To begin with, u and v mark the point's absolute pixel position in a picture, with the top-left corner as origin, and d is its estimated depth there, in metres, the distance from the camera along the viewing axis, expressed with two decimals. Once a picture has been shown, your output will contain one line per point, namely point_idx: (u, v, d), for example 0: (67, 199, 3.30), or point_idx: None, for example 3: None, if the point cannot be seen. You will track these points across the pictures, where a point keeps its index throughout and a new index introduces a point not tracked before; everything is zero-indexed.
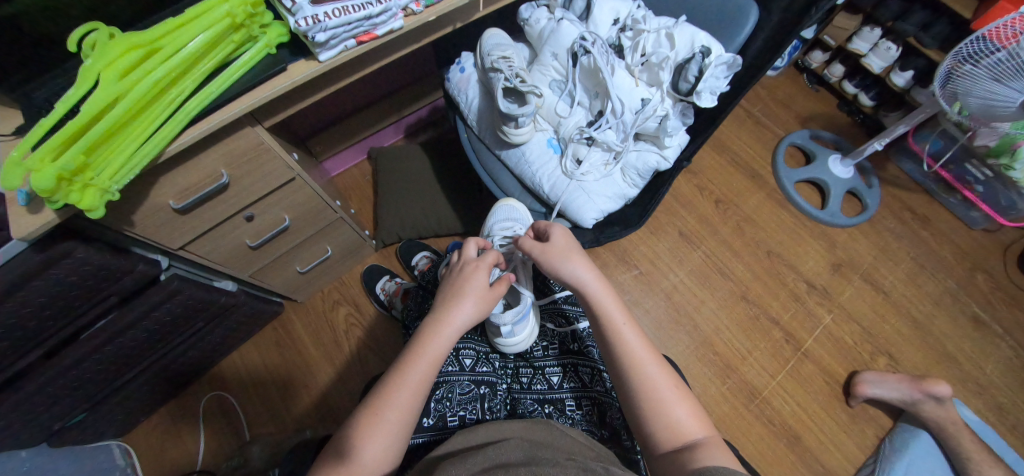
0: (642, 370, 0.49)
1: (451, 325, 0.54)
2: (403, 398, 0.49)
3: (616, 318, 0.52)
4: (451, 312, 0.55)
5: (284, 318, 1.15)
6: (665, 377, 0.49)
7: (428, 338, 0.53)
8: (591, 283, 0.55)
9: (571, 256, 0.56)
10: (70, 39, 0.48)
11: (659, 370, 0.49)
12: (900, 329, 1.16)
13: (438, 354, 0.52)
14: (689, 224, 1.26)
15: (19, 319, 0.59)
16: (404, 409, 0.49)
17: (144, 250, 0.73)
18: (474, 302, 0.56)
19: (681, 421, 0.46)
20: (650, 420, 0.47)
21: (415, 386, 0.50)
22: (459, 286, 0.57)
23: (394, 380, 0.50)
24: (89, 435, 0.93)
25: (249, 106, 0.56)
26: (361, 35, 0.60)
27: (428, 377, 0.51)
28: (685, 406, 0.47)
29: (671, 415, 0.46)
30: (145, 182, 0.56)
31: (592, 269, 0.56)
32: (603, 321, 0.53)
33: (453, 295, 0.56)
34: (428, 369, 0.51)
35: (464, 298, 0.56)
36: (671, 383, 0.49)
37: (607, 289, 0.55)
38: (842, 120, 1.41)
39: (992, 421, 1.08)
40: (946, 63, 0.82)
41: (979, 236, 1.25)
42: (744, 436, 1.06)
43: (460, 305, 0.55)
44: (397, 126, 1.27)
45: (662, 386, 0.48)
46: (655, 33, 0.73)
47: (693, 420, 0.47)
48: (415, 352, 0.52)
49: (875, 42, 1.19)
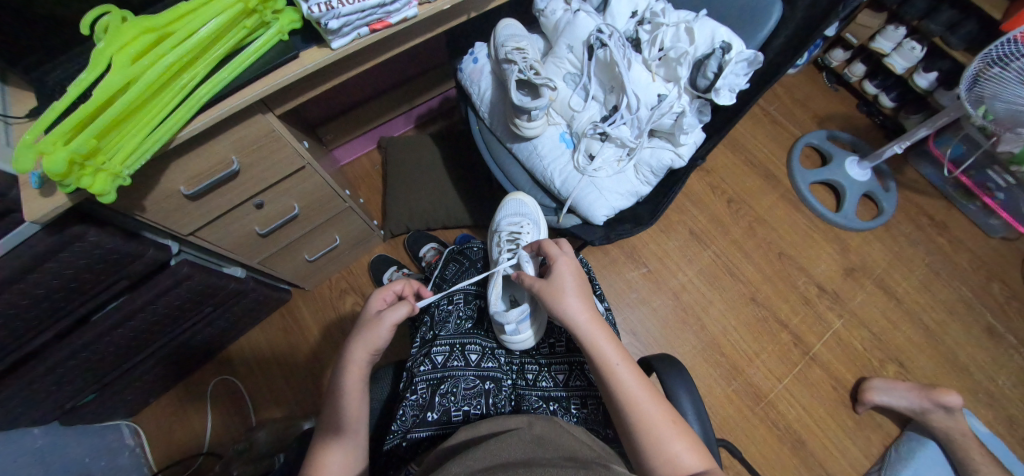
0: (637, 406, 0.48)
1: (357, 357, 0.55)
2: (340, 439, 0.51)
3: (610, 358, 0.51)
4: (354, 343, 0.56)
5: (291, 305, 1.16)
6: (662, 414, 0.48)
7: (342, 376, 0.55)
8: (583, 324, 0.53)
9: (565, 291, 0.56)
10: (83, 22, 0.48)
11: (655, 406, 0.48)
12: (911, 336, 1.14)
13: (355, 386, 0.54)
14: (699, 223, 1.25)
15: (32, 300, 0.60)
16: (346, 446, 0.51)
17: (156, 235, 0.73)
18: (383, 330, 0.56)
19: (680, 456, 0.45)
20: (649, 456, 0.45)
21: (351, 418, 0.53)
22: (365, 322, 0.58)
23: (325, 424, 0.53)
24: (99, 414, 0.94)
25: (260, 94, 0.56)
26: (374, 23, 0.59)
27: (359, 407, 0.54)
28: (685, 443, 0.46)
29: (669, 451, 0.45)
30: (156, 167, 0.56)
31: (585, 303, 0.55)
32: (596, 360, 0.52)
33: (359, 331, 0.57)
34: (355, 401, 0.54)
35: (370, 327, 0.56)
36: (669, 419, 0.47)
37: (601, 324, 0.54)
38: (860, 121, 1.37)
39: (1001, 432, 1.06)
40: (973, 65, 0.79)
41: (998, 244, 1.22)
42: (747, 438, 1.06)
43: (364, 338, 0.55)
44: (408, 116, 1.26)
45: (660, 422, 0.47)
46: (674, 28, 0.72)
47: (692, 455, 0.45)
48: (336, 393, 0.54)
49: (899, 42, 1.16)
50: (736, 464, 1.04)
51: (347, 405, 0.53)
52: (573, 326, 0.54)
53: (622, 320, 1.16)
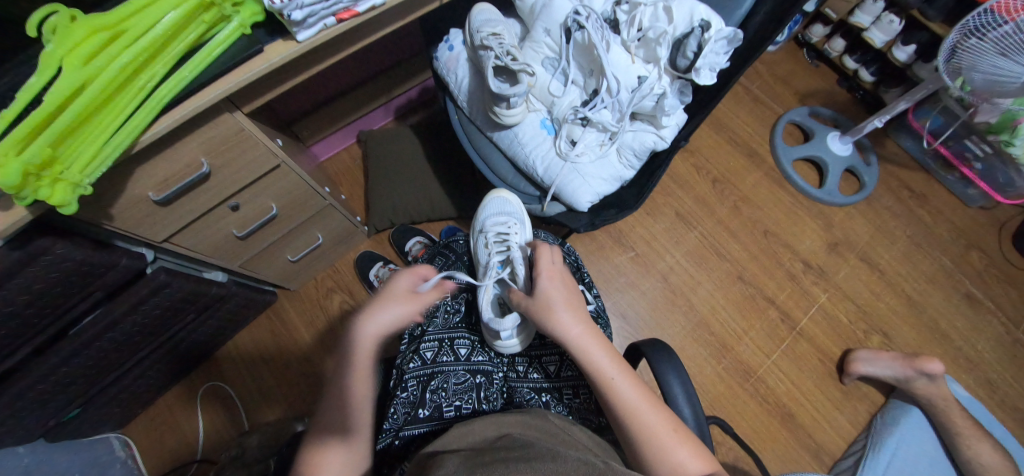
0: (638, 417, 0.48)
1: (369, 331, 0.55)
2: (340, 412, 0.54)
3: (607, 371, 0.51)
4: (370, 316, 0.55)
5: (278, 307, 1.14)
6: (663, 422, 0.48)
7: (354, 349, 0.55)
8: (579, 339, 0.53)
9: (559, 309, 0.55)
10: (30, 23, 0.45)
11: (656, 415, 0.48)
12: (893, 306, 1.17)
13: (365, 363, 0.55)
14: (685, 205, 1.25)
15: (0, 319, 0.58)
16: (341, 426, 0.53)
17: (128, 244, 0.71)
18: (399, 308, 0.56)
19: (684, 463, 0.45)
20: (653, 465, 0.46)
21: (355, 399, 0.54)
22: (383, 296, 0.57)
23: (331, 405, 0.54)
24: (85, 429, 0.92)
25: (227, 91, 0.54)
26: (341, 12, 0.57)
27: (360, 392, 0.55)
28: (687, 449, 0.46)
29: (672, 458, 0.45)
30: (120, 174, 0.54)
31: (580, 318, 0.55)
32: (593, 374, 0.51)
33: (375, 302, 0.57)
34: (361, 383, 0.55)
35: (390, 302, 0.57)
36: (670, 426, 0.47)
37: (596, 338, 0.53)
38: (841, 97, 1.38)
39: (980, 395, 1.10)
40: (950, 37, 0.80)
41: (975, 213, 1.25)
42: (739, 414, 1.08)
43: (382, 311, 0.56)
44: (387, 108, 1.23)
45: (661, 431, 0.47)
46: (652, 7, 0.70)
47: (695, 462, 0.45)
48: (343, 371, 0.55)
49: (877, 15, 1.15)
50: (728, 440, 1.06)
51: (357, 385, 0.55)
52: (570, 341, 0.53)
53: (612, 305, 1.16)
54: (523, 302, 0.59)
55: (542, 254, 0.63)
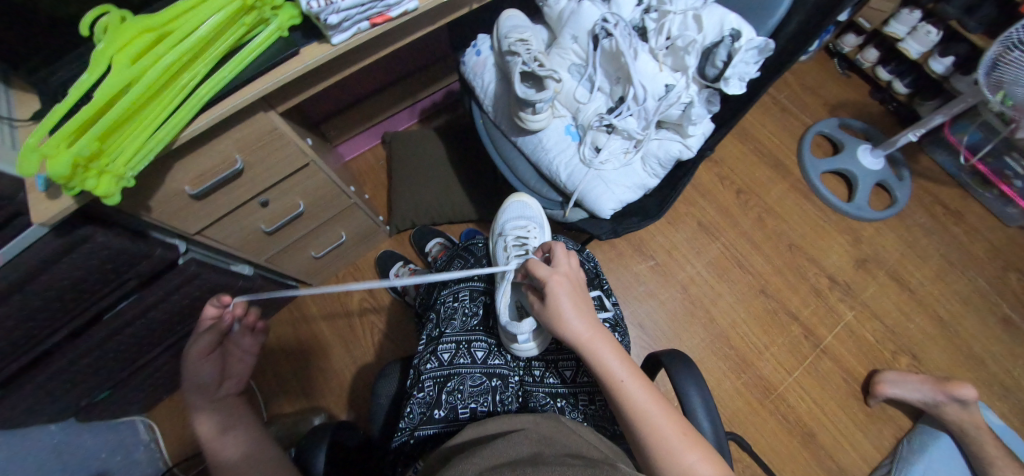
0: (647, 419, 0.46)
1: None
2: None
3: (616, 373, 0.50)
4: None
5: (299, 302, 1.17)
6: (673, 425, 0.45)
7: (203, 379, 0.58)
8: (589, 339, 0.52)
9: (567, 309, 0.54)
10: (83, 22, 0.48)
11: (665, 418, 0.46)
12: (924, 327, 1.13)
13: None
14: (708, 215, 1.23)
15: (43, 302, 0.61)
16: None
17: (163, 235, 0.74)
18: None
19: (695, 467, 0.42)
20: (661, 470, 0.43)
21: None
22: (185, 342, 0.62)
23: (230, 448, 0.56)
24: (112, 411, 0.96)
25: (261, 92, 0.55)
26: (375, 17, 0.58)
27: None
28: (698, 453, 0.43)
29: (683, 462, 0.42)
30: (159, 169, 0.56)
31: (589, 320, 0.53)
32: (602, 377, 0.50)
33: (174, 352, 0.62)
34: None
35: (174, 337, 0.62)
36: (681, 430, 0.45)
37: (606, 339, 0.52)
38: (873, 109, 1.34)
39: (1017, 425, 1.04)
40: (992, 50, 0.79)
41: (1015, 234, 1.19)
42: (757, 431, 1.05)
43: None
44: (411, 111, 1.25)
45: (670, 433, 0.44)
46: (681, 15, 0.70)
47: (707, 466, 0.42)
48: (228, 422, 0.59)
49: (914, 26, 1.12)
50: (745, 458, 1.04)
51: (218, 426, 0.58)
52: (579, 342, 0.52)
53: (630, 314, 1.15)
54: (535, 306, 0.58)
55: (559, 248, 0.61)
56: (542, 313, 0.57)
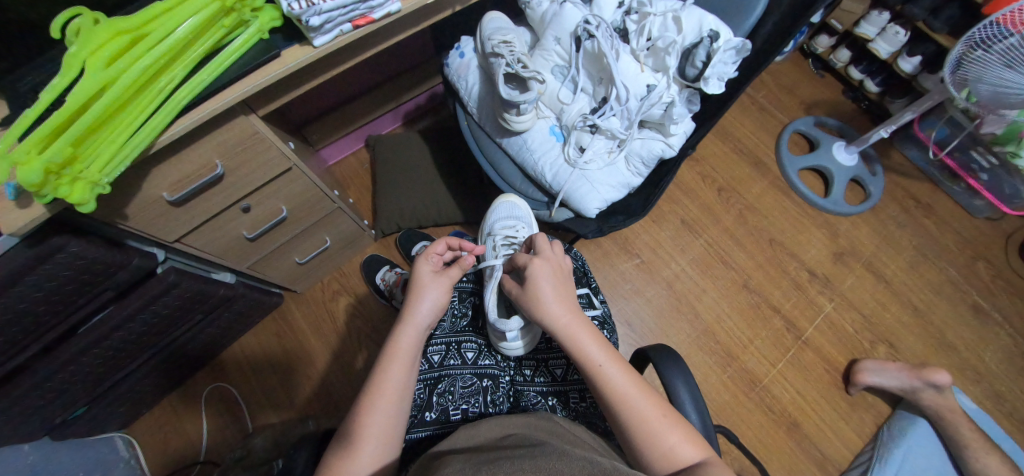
0: (627, 403, 0.47)
1: (416, 321, 0.56)
2: (384, 401, 0.50)
3: (595, 357, 0.50)
4: (416, 310, 0.57)
5: (283, 309, 1.15)
6: (653, 407, 0.47)
7: (394, 340, 0.55)
8: (567, 324, 0.52)
9: (546, 297, 0.54)
10: (53, 25, 0.46)
11: (645, 401, 0.47)
12: (900, 317, 1.16)
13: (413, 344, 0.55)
14: (691, 213, 1.25)
15: (14, 315, 0.58)
16: (388, 408, 0.50)
17: (140, 243, 0.71)
18: (436, 296, 0.59)
19: (675, 449, 0.44)
20: (644, 452, 0.45)
21: (395, 385, 0.51)
22: (415, 287, 0.59)
23: (373, 384, 0.51)
24: (90, 427, 0.93)
25: (241, 95, 0.54)
26: (357, 19, 0.58)
27: (407, 374, 0.53)
28: (678, 433, 0.45)
29: (664, 445, 0.45)
30: (136, 175, 0.55)
31: (568, 306, 0.54)
32: (581, 361, 0.51)
33: (412, 296, 0.59)
34: (406, 367, 0.53)
35: (424, 280, 0.60)
36: (661, 412, 0.47)
37: (584, 325, 0.53)
38: (846, 107, 1.39)
39: (988, 408, 1.09)
40: (957, 48, 0.80)
41: (982, 225, 1.24)
42: (744, 424, 1.07)
43: (422, 300, 0.58)
44: (395, 114, 1.24)
45: (651, 416, 0.46)
46: (661, 17, 0.71)
47: (686, 446, 0.45)
48: (389, 357, 0.53)
49: (883, 27, 1.16)
50: (733, 450, 1.06)
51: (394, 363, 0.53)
52: (558, 327, 0.53)
53: (617, 312, 1.16)
54: (513, 291, 0.58)
55: (541, 240, 0.62)
56: (520, 298, 0.57)
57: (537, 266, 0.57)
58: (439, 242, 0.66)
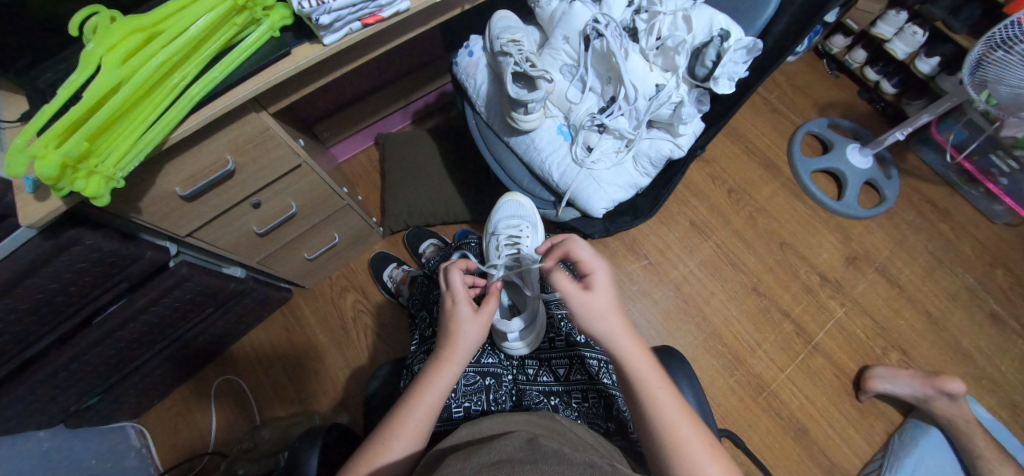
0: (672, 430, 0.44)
1: (456, 359, 0.54)
2: (410, 434, 0.49)
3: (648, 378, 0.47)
4: (455, 347, 0.55)
5: (292, 304, 1.16)
6: (698, 437, 0.43)
7: (431, 374, 0.53)
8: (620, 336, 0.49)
9: (599, 312, 0.50)
10: (72, 23, 0.47)
11: (691, 429, 0.44)
12: (913, 323, 1.14)
13: (447, 383, 0.53)
14: (700, 214, 1.24)
15: (32, 305, 0.60)
16: (411, 442, 0.49)
17: (154, 237, 0.73)
18: (473, 337, 0.56)
19: None
20: None
21: (422, 422, 0.50)
22: (454, 322, 0.56)
23: (404, 412, 0.50)
24: (103, 416, 0.95)
25: (252, 92, 0.55)
26: (366, 17, 0.58)
27: (435, 412, 0.51)
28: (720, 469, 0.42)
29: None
30: (149, 170, 0.56)
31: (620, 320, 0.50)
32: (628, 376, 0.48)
33: (451, 330, 0.56)
34: (435, 404, 0.52)
35: (463, 314, 0.57)
36: (706, 443, 0.43)
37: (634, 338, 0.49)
38: (862, 108, 1.36)
39: (1004, 418, 1.06)
40: (976, 49, 0.78)
41: (1001, 230, 1.21)
42: (750, 429, 1.06)
43: (460, 337, 0.55)
44: (404, 112, 1.25)
45: (697, 448, 0.43)
46: (671, 16, 0.70)
47: None
48: (421, 388, 0.52)
49: (900, 27, 1.14)
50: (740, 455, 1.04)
51: (429, 397, 0.51)
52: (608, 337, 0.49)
53: (623, 313, 1.15)
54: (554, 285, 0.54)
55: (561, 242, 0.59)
56: None
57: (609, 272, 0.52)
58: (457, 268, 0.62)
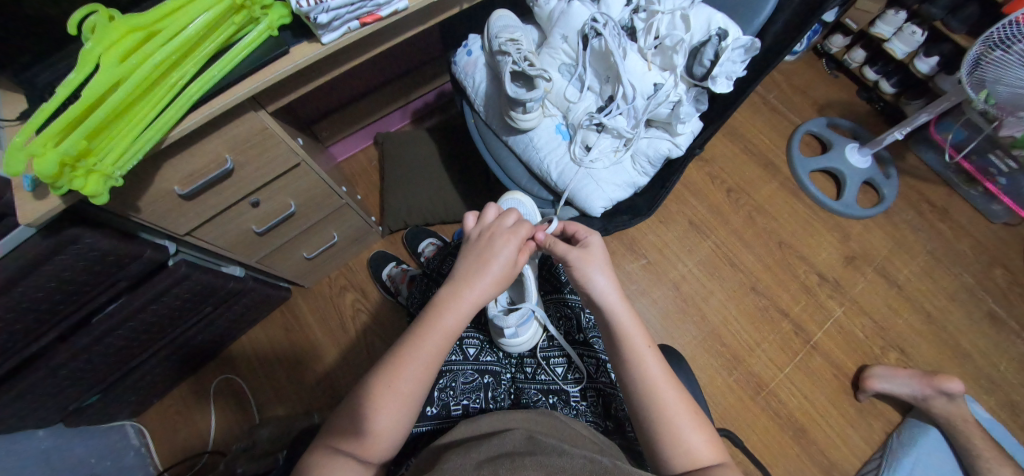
0: (656, 394, 0.47)
1: (469, 300, 0.50)
2: (416, 374, 0.47)
3: (637, 341, 0.50)
4: (472, 286, 0.50)
5: (291, 303, 1.16)
6: (683, 404, 0.47)
7: (445, 311, 0.50)
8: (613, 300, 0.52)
9: (595, 265, 0.54)
10: (71, 22, 0.47)
11: (675, 395, 0.47)
12: (912, 323, 1.14)
13: (456, 325, 0.50)
14: (699, 214, 1.24)
15: (30, 303, 0.60)
16: (417, 383, 0.47)
17: (152, 236, 0.73)
18: (498, 278, 0.52)
19: (698, 449, 0.45)
20: (663, 445, 0.45)
21: (429, 362, 0.48)
22: (482, 257, 0.52)
23: (407, 352, 0.48)
24: (102, 415, 0.95)
25: (251, 91, 0.55)
26: (365, 16, 0.59)
27: (442, 354, 0.49)
28: (703, 434, 0.46)
29: (686, 445, 0.45)
30: (146, 169, 0.56)
31: (615, 283, 0.54)
32: (621, 342, 0.51)
33: (475, 266, 0.52)
34: (444, 345, 0.49)
35: (493, 255, 0.52)
36: (689, 410, 0.47)
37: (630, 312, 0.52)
38: (861, 108, 1.36)
39: (1002, 417, 1.06)
40: (974, 48, 0.78)
41: (999, 230, 1.21)
42: (749, 428, 1.06)
43: (485, 278, 0.51)
44: (403, 112, 1.25)
45: (679, 414, 0.46)
46: (669, 15, 0.70)
47: (708, 449, 0.45)
48: (429, 326, 0.49)
49: (898, 26, 1.14)
50: (739, 455, 1.04)
51: (436, 338, 0.49)
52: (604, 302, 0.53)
53: None
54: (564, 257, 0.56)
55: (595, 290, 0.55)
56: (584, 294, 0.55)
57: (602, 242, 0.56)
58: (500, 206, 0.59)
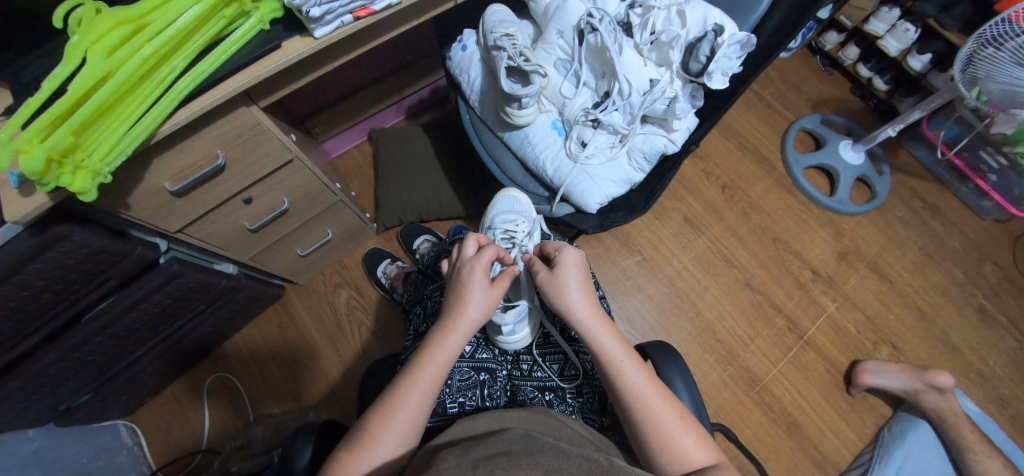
0: (642, 403, 0.48)
1: (458, 329, 0.53)
2: (412, 403, 0.49)
3: (615, 355, 0.51)
4: (458, 317, 0.53)
5: (285, 301, 1.15)
6: (669, 409, 0.48)
7: (436, 344, 0.52)
8: (586, 317, 0.54)
9: (567, 284, 0.56)
10: (56, 15, 0.46)
11: (661, 402, 0.48)
12: (904, 319, 1.15)
13: (449, 354, 0.52)
14: (694, 210, 1.24)
15: (18, 302, 0.59)
16: (414, 411, 0.49)
17: (143, 234, 0.72)
18: (480, 305, 0.54)
19: (689, 451, 0.45)
20: (654, 452, 0.46)
21: (423, 392, 0.50)
22: (460, 289, 0.55)
23: (402, 383, 0.50)
24: (93, 415, 0.94)
25: (242, 85, 0.54)
26: (357, 10, 0.58)
27: (437, 382, 0.51)
28: (691, 437, 0.46)
29: (676, 448, 0.46)
30: (136, 166, 0.55)
31: (588, 300, 0.55)
32: (599, 357, 0.52)
33: (456, 299, 0.55)
34: (437, 375, 0.51)
35: (472, 287, 0.55)
36: (676, 413, 0.48)
37: (603, 323, 0.54)
38: (854, 105, 1.37)
39: (991, 411, 1.08)
40: (967, 46, 0.79)
41: (989, 226, 1.23)
42: (743, 422, 1.07)
43: (466, 307, 0.54)
44: (398, 107, 1.24)
45: (666, 418, 0.47)
46: (665, 10, 0.70)
47: (699, 450, 0.46)
48: (421, 359, 0.51)
49: (892, 23, 1.15)
50: (733, 449, 1.05)
51: (429, 369, 0.51)
52: (580, 322, 0.54)
53: (618, 308, 1.16)
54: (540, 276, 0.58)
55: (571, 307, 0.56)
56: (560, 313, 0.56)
57: (574, 258, 0.58)
58: (473, 237, 0.62)
